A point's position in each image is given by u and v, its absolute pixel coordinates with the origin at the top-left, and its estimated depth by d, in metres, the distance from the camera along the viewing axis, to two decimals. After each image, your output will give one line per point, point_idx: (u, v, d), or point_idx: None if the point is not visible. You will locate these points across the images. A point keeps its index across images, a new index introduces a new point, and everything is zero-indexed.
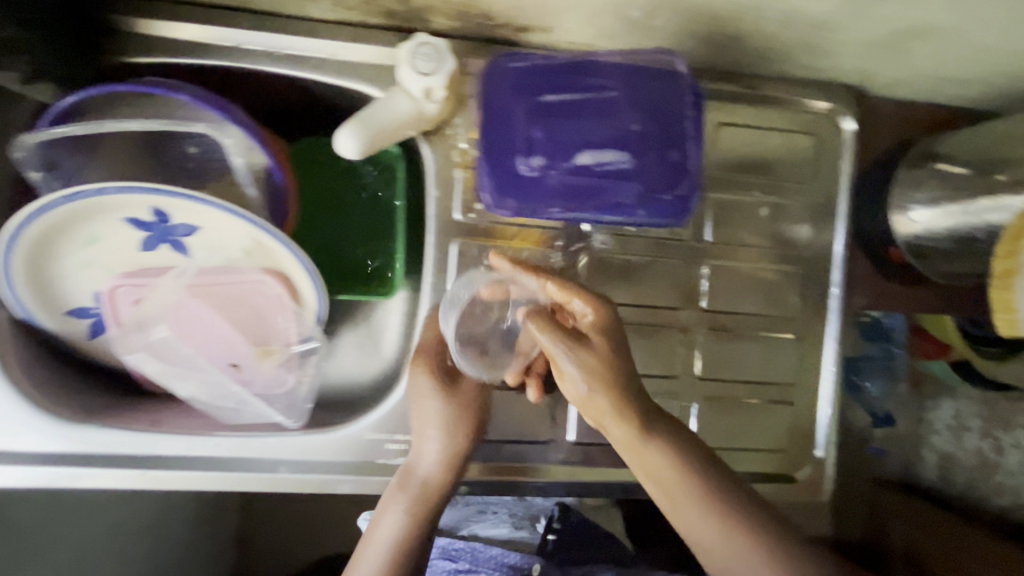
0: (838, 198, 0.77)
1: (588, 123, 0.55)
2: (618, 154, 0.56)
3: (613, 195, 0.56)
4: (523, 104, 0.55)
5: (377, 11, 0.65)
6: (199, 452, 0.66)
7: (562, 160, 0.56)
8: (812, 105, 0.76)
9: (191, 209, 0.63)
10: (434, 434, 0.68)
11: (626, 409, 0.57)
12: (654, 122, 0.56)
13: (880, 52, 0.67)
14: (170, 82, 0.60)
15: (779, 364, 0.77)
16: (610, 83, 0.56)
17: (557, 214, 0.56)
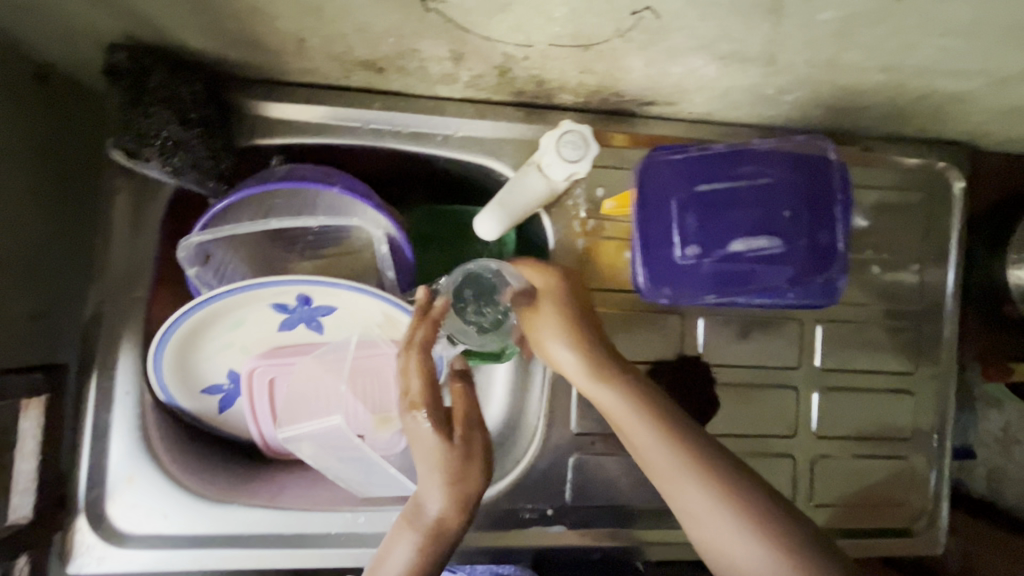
0: (949, 254, 0.78)
1: (742, 209, 0.56)
2: (773, 241, 0.56)
3: (767, 280, 0.57)
4: (681, 194, 0.56)
5: (508, 91, 0.66)
6: (340, 528, 0.68)
7: (719, 248, 0.57)
8: (922, 163, 0.77)
9: (332, 292, 0.65)
10: (439, 471, 0.56)
11: (634, 399, 0.58)
12: (806, 207, 0.57)
13: (1003, 117, 0.67)
14: (317, 173, 0.61)
15: (891, 418, 0.78)
16: (766, 171, 0.57)
17: (711, 299, 0.58)
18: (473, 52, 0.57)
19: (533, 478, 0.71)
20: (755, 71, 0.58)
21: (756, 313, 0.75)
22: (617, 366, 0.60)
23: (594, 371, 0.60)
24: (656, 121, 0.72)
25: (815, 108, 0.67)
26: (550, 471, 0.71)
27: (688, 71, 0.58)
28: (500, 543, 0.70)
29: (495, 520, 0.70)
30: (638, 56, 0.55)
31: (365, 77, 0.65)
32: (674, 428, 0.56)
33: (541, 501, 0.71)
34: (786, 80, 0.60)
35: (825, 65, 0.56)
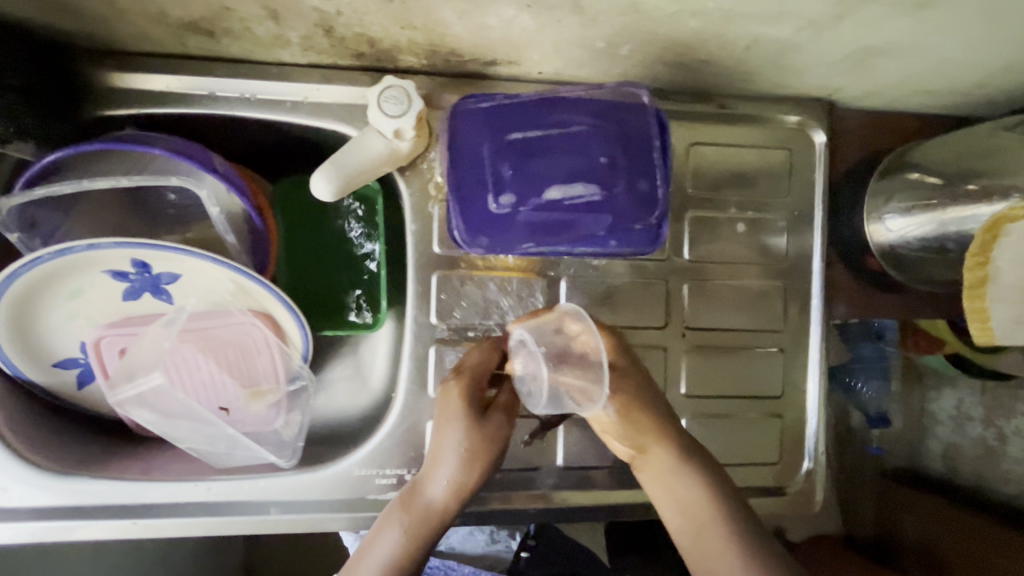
0: (815, 207, 0.78)
1: (555, 156, 0.59)
2: (588, 187, 0.58)
3: (585, 227, 0.59)
4: (491, 143, 0.59)
5: (346, 54, 0.66)
6: (189, 498, 0.67)
7: (531, 196, 0.58)
8: (784, 121, 0.77)
9: (172, 259, 0.64)
10: (454, 463, 0.60)
11: (665, 431, 0.56)
12: (620, 153, 0.59)
13: (845, 68, 0.68)
14: (145, 137, 0.62)
15: (766, 377, 0.78)
16: (576, 118, 0.60)
17: (529, 248, 0.60)
18: (286, 9, 0.57)
19: (391, 442, 0.71)
20: (570, 20, 0.58)
21: (620, 274, 0.75)
22: (646, 383, 0.57)
23: (663, 444, 0.55)
24: (508, 82, 0.72)
25: (656, 63, 0.68)
26: (409, 435, 0.71)
27: (504, 22, 0.58)
28: (357, 510, 0.70)
29: (351, 486, 0.70)
30: (444, 5, 0.55)
31: (200, 42, 0.65)
32: (699, 463, 0.56)
33: (398, 466, 0.70)
34: (607, 30, 0.60)
35: (632, 10, 0.56)
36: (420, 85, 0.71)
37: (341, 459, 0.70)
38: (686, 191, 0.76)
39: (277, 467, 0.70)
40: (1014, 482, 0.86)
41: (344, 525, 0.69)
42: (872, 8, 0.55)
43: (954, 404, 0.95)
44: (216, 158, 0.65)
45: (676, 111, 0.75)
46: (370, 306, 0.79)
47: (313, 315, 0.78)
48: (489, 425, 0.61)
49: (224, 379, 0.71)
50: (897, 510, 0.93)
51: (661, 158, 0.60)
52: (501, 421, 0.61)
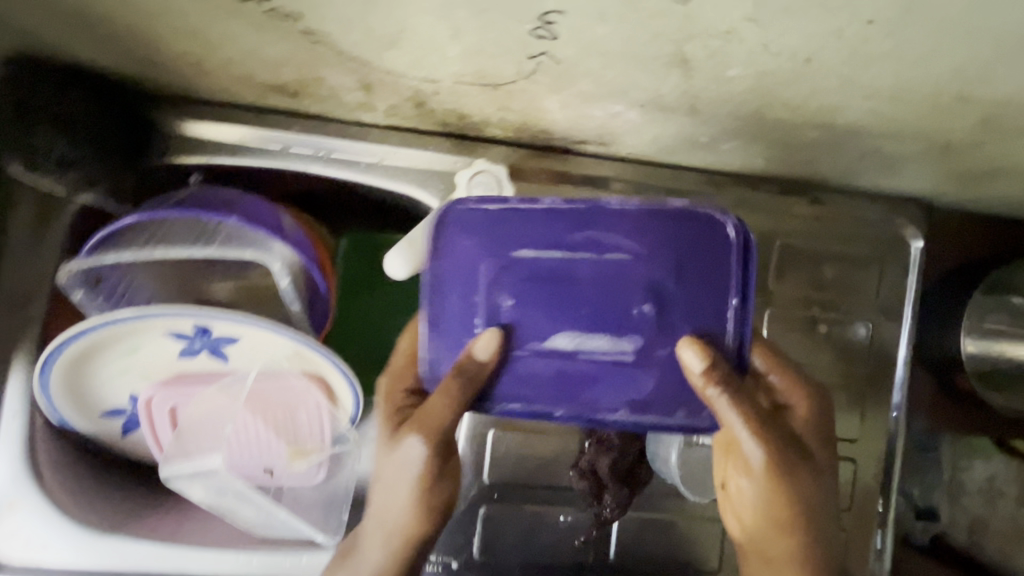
0: (902, 311, 0.73)
1: (581, 291, 0.56)
2: (605, 340, 0.56)
3: (606, 390, 0.57)
4: (492, 265, 0.56)
5: (431, 122, 0.63)
6: (229, 568, 0.65)
7: (534, 340, 0.57)
8: (877, 217, 0.72)
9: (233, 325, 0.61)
10: (376, 495, 0.59)
11: (791, 509, 0.55)
12: (674, 292, 0.55)
13: (958, 179, 0.63)
14: (220, 200, 0.59)
15: (831, 485, 0.74)
16: (612, 243, 0.55)
17: (514, 404, 0.57)
18: (381, 84, 0.54)
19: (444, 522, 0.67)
20: (681, 118, 0.54)
21: None
22: (795, 454, 0.56)
23: (784, 533, 0.56)
24: (593, 159, 0.68)
25: (756, 156, 0.63)
26: (457, 521, 0.67)
27: (609, 115, 0.55)
28: None
29: None
30: (552, 98, 0.52)
31: (280, 100, 0.62)
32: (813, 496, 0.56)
33: (442, 552, 0.67)
34: (715, 128, 0.56)
35: (751, 117, 0.52)
36: (501, 156, 0.67)
37: None
38: (766, 283, 0.73)
39: (321, 543, 0.67)
40: None
41: None
42: (1017, 139, 0.50)
43: (986, 477, 0.79)
44: (285, 222, 0.62)
45: (765, 200, 0.71)
46: None
47: (365, 379, 0.75)
48: (399, 455, 0.57)
49: (270, 440, 0.66)
50: None
51: (736, 304, 0.55)
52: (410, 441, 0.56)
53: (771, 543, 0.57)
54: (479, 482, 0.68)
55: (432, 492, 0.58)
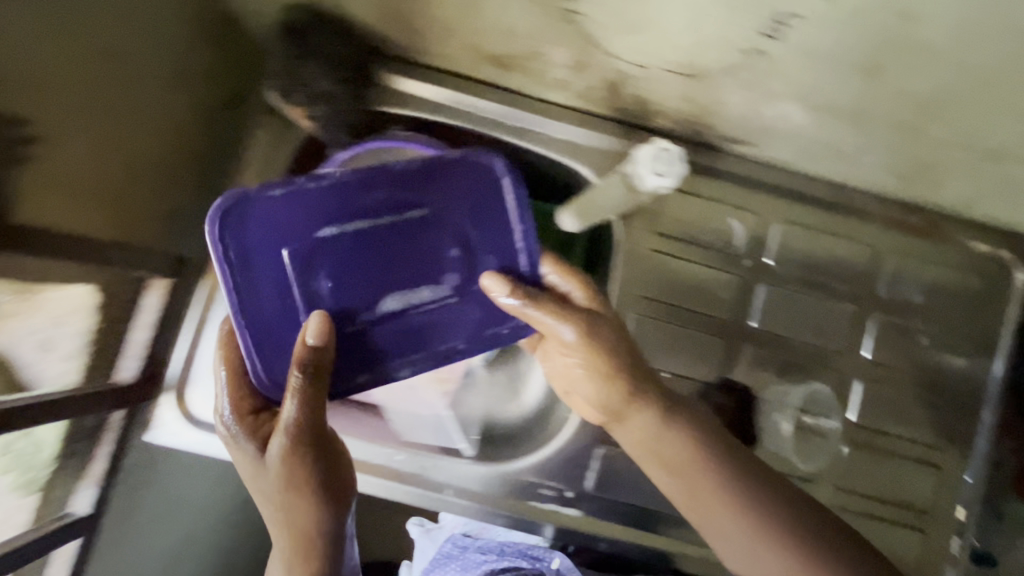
0: (1000, 335, 0.80)
1: (384, 254, 0.60)
2: (429, 291, 0.62)
3: (448, 330, 0.64)
4: (301, 243, 0.58)
5: (611, 106, 0.74)
6: (379, 461, 0.73)
7: (369, 309, 0.60)
8: (988, 249, 0.79)
9: None
10: (257, 496, 0.55)
11: (644, 411, 0.63)
12: (474, 238, 0.63)
13: None
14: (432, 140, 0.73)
15: (916, 489, 0.79)
16: (413, 204, 0.61)
17: (363, 379, 0.61)
18: None
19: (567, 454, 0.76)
20: None
21: (796, 354, 0.79)
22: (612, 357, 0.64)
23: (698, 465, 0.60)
24: (739, 160, 0.78)
25: None
26: (574, 454, 0.75)
27: None
28: (518, 511, 0.74)
29: (518, 488, 0.74)
30: None
31: (491, 71, 0.74)
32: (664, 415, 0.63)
33: (560, 480, 0.75)
34: None
35: None
36: None
37: (515, 460, 0.76)
38: (878, 292, 0.80)
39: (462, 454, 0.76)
40: None
41: (505, 522, 0.74)
42: None
43: None
44: None
45: (886, 218, 0.79)
46: None
47: None
48: (276, 463, 0.53)
49: None
50: None
51: (521, 229, 0.64)
52: (272, 446, 0.53)
53: (733, 528, 0.57)
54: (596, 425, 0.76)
55: (308, 497, 0.54)
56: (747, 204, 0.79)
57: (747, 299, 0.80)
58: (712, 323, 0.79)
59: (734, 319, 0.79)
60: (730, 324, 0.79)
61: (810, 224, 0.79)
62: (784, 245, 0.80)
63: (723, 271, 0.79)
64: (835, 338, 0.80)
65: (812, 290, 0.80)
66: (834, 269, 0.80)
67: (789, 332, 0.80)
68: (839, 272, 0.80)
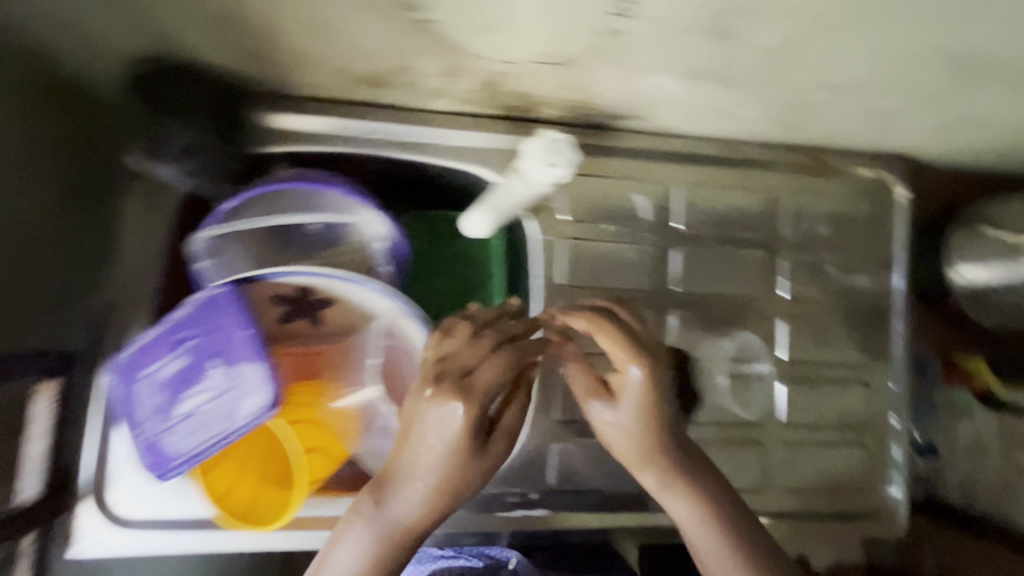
0: (896, 249, 0.86)
1: (178, 371, 0.61)
2: (211, 390, 0.60)
3: (220, 420, 0.60)
4: (123, 385, 0.62)
5: (496, 105, 0.73)
6: (334, 513, 0.70)
7: (176, 416, 0.61)
8: (870, 174, 0.85)
9: (343, 286, 0.70)
10: (443, 464, 0.51)
11: (676, 473, 0.57)
12: (234, 354, 0.60)
13: (935, 132, 0.76)
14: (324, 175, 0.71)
15: (850, 407, 0.85)
16: (180, 332, 0.61)
17: (184, 463, 0.60)
18: (465, 68, 0.64)
19: (524, 459, 0.75)
20: (713, 85, 0.66)
21: (719, 308, 0.83)
22: (662, 454, 0.57)
23: (687, 501, 0.56)
24: (630, 134, 0.80)
25: (768, 122, 0.76)
26: (531, 457, 0.75)
27: (654, 85, 0.66)
28: (489, 525, 0.73)
29: (484, 502, 0.73)
30: (609, 72, 0.63)
31: (366, 91, 0.72)
32: (703, 469, 0.58)
33: (525, 484, 0.75)
34: (739, 94, 0.68)
35: (773, 80, 0.64)
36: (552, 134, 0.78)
37: None
38: (781, 234, 0.84)
39: None
40: None
41: (477, 539, 0.73)
42: (982, 84, 0.63)
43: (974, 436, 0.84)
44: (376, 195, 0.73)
45: (774, 163, 0.83)
46: None
47: None
48: (489, 453, 0.53)
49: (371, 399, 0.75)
50: None
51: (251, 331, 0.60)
52: (500, 446, 0.53)
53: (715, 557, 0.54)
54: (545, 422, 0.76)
55: (470, 474, 0.52)
56: (645, 175, 0.81)
57: (664, 265, 0.82)
58: (637, 296, 0.81)
59: (656, 289, 0.81)
60: (654, 294, 0.81)
61: (707, 182, 0.82)
62: (688, 208, 0.82)
63: (636, 243, 0.81)
64: (750, 284, 0.84)
65: (721, 245, 0.83)
66: (738, 221, 0.83)
67: (708, 289, 0.83)
68: (742, 223, 0.84)
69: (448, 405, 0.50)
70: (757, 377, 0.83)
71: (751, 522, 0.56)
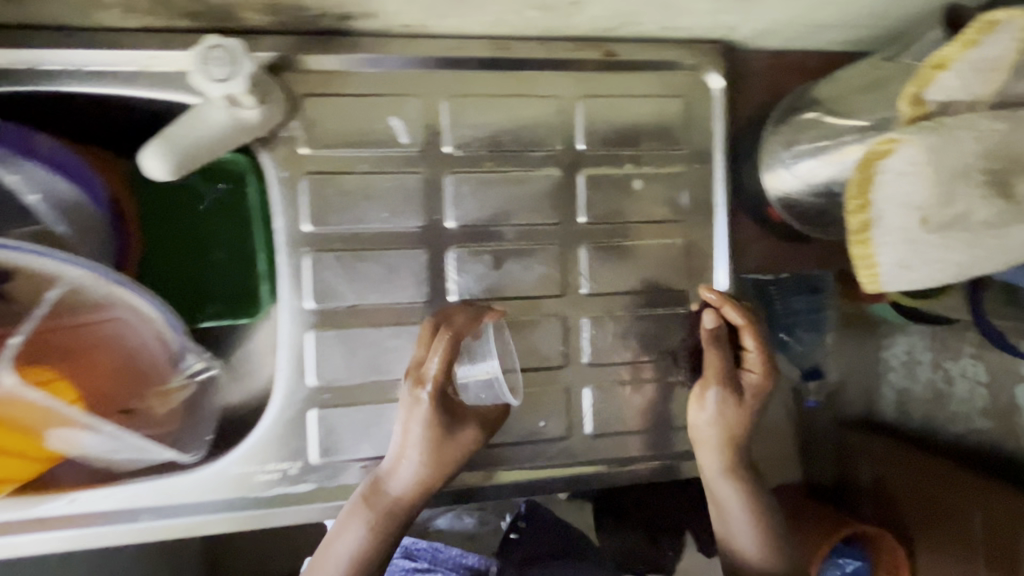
0: (713, 154, 0.74)
1: None
2: None
3: None
4: None
5: (178, 12, 0.59)
6: (44, 511, 0.61)
7: None
8: (678, 65, 0.72)
9: (12, 259, 0.57)
10: (426, 445, 0.64)
11: (723, 447, 0.71)
12: None
13: (730, 3, 0.63)
14: None
15: (669, 340, 0.76)
16: None
17: None
18: None
19: (277, 433, 0.66)
20: None
21: (508, 241, 0.71)
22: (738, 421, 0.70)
23: (715, 453, 0.71)
24: (371, 40, 0.66)
25: (525, 8, 0.62)
26: (288, 427, 0.66)
27: None
28: (240, 508, 0.65)
29: (232, 484, 0.65)
30: None
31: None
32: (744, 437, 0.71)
33: (282, 459, 0.66)
34: None
35: None
36: (271, 47, 0.64)
37: (219, 457, 0.65)
38: (578, 147, 0.72)
39: (172, 469, 0.65)
40: (961, 423, 1.06)
41: (226, 525, 0.65)
42: None
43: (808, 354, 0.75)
44: (43, 136, 0.62)
45: (558, 61, 0.70)
46: (250, 295, 0.74)
47: (185, 308, 0.73)
48: (460, 438, 0.65)
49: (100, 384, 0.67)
50: (855, 459, 1.15)
51: None
52: (469, 432, 0.65)
53: (724, 485, 0.71)
54: (304, 386, 0.67)
55: (450, 456, 0.65)
56: (399, 91, 0.68)
57: (436, 196, 0.69)
58: (402, 236, 0.69)
59: (429, 226, 0.69)
60: (427, 231, 0.69)
61: (479, 91, 0.69)
62: (458, 126, 0.69)
63: (396, 172, 0.68)
64: (544, 211, 0.72)
65: (503, 167, 0.70)
66: (524, 137, 0.70)
67: (496, 221, 0.71)
68: (529, 138, 0.71)
69: (427, 392, 0.63)
70: (554, 320, 0.73)
71: (738, 453, 0.71)
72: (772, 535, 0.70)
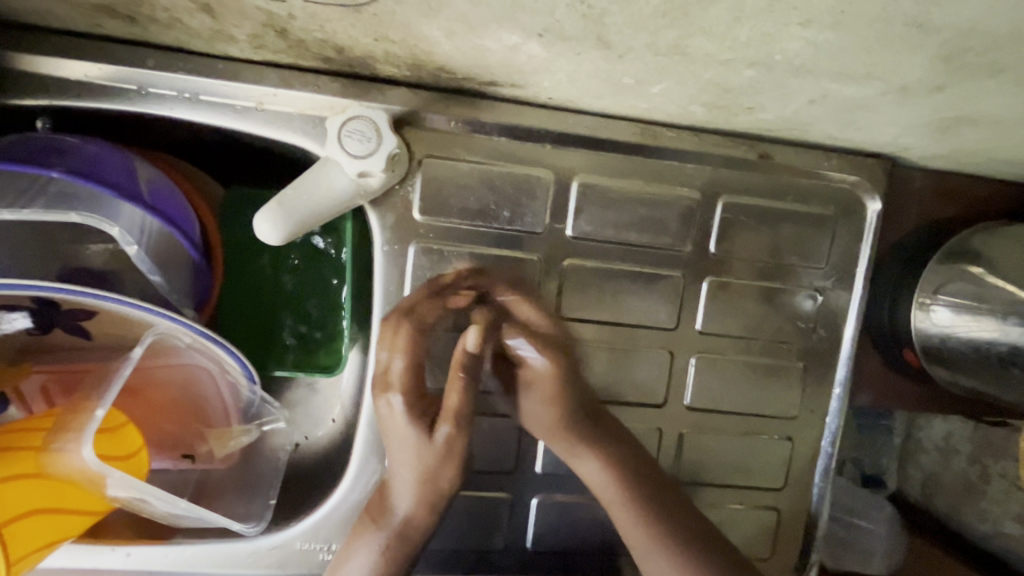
0: (851, 275, 0.67)
1: None
2: None
3: None
4: None
5: (311, 56, 0.53)
6: (108, 561, 0.60)
7: None
8: (833, 176, 0.65)
9: (99, 303, 0.53)
10: (415, 457, 0.62)
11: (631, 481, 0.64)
12: None
13: (919, 132, 0.55)
14: (61, 142, 0.54)
15: (762, 465, 0.70)
16: None
17: None
18: (223, 6, 0.44)
19: (342, 515, 0.64)
20: (594, 54, 0.45)
21: (613, 339, 0.66)
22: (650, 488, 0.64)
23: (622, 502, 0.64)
24: (510, 106, 0.59)
25: (694, 105, 0.55)
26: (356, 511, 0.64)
27: (508, 47, 0.45)
28: None
29: (291, 561, 0.63)
30: (430, 24, 0.42)
31: (121, 26, 0.51)
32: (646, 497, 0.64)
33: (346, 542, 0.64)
34: (638, 68, 0.47)
35: (675, 52, 0.43)
36: (400, 100, 0.57)
37: (281, 531, 0.63)
38: (709, 252, 0.65)
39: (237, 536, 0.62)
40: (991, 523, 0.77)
41: None
42: (981, 82, 0.43)
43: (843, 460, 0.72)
44: (145, 162, 0.57)
45: (705, 154, 0.63)
46: (327, 346, 0.67)
47: (255, 354, 0.67)
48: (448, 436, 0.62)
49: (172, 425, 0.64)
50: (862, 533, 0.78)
51: None
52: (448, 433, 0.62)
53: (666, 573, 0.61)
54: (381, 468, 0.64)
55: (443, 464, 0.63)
56: (529, 165, 0.61)
57: (550, 286, 0.64)
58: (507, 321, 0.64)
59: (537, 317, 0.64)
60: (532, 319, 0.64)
61: (614, 175, 0.63)
62: (586, 212, 0.63)
63: (514, 255, 0.63)
64: (658, 312, 0.66)
65: (623, 261, 0.65)
66: (652, 231, 0.64)
67: (608, 318, 0.65)
68: (657, 233, 0.64)
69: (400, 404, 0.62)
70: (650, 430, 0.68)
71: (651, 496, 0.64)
72: (666, 540, 0.63)
